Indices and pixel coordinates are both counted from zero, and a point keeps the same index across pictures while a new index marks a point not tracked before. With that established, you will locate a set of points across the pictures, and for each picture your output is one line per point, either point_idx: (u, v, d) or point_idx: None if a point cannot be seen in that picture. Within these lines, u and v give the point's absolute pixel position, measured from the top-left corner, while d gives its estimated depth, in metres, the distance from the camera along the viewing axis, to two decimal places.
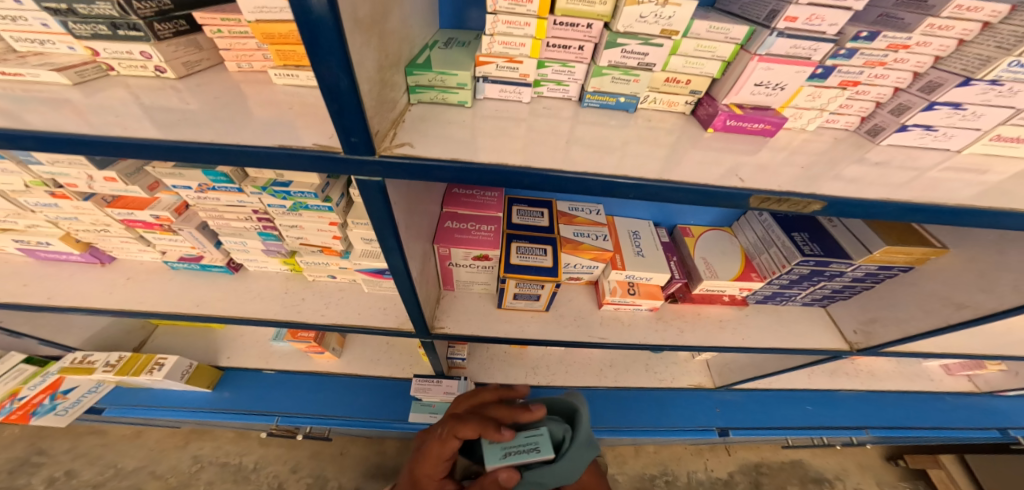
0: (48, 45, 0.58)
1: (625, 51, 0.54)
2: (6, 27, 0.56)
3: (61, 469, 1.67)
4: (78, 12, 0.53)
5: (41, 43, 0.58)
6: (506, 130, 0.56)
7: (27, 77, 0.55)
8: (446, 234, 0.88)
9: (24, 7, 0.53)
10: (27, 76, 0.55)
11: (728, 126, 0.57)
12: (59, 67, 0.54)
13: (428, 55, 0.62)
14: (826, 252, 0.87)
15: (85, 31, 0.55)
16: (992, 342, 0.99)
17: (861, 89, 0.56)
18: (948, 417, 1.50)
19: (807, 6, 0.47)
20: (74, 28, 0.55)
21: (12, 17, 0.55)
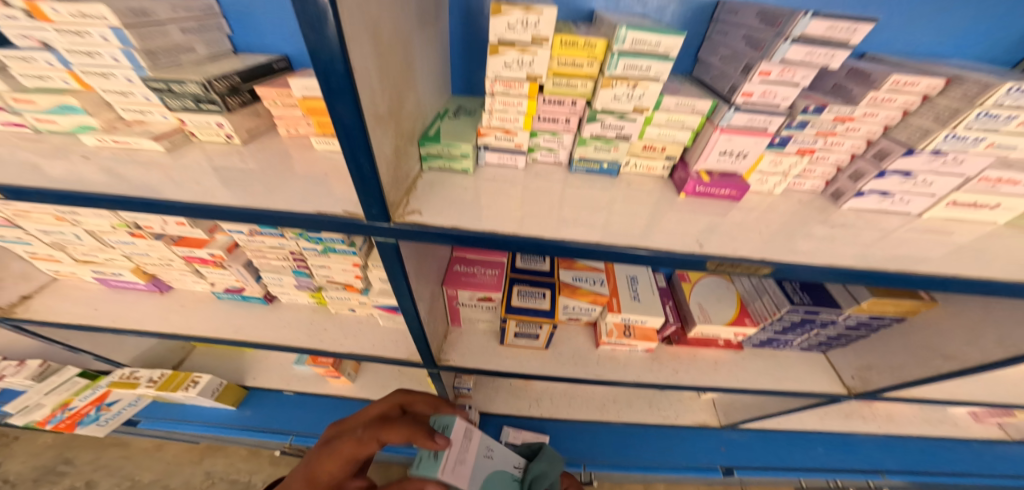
0: (149, 114, 0.68)
1: (604, 124, 0.61)
2: (119, 101, 0.66)
3: (81, 477, 1.75)
4: (172, 91, 0.63)
5: (145, 112, 0.68)
6: (502, 194, 0.64)
7: (133, 145, 0.66)
8: (454, 277, 0.98)
9: (134, 85, 0.63)
10: (133, 143, 0.66)
11: (698, 191, 0.63)
12: (157, 137, 0.66)
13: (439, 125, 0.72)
14: (815, 302, 0.90)
15: (177, 105, 0.64)
16: (1003, 393, 0.97)
17: (819, 154, 0.60)
18: (973, 465, 1.42)
19: (760, 84, 0.53)
20: (169, 102, 0.64)
21: (125, 93, 0.65)
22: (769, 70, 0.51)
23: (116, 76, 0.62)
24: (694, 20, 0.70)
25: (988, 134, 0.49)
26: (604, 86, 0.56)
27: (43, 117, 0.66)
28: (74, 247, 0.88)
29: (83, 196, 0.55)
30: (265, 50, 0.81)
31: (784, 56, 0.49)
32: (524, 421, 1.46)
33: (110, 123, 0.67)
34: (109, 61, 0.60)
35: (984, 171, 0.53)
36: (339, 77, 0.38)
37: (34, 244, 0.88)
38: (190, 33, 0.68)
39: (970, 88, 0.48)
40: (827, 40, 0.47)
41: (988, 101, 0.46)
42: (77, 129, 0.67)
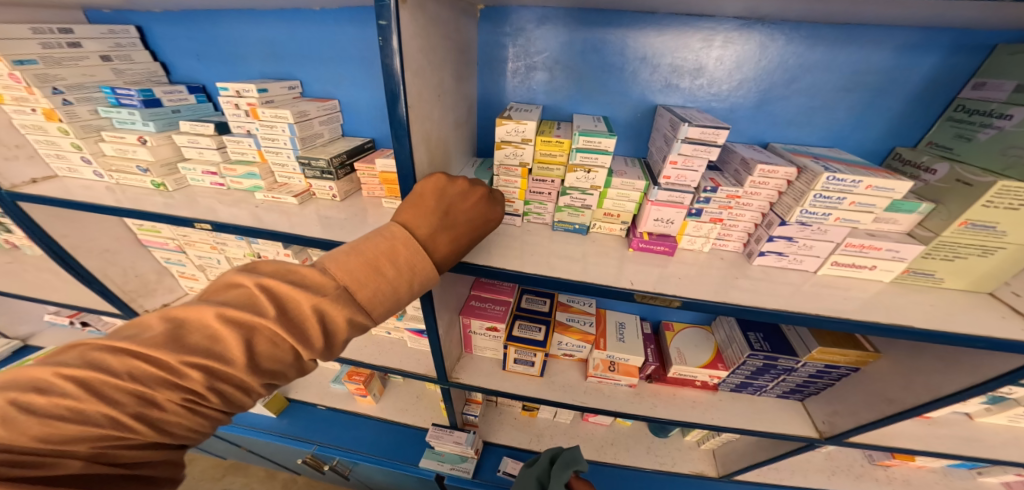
0: (293, 179, 0.94)
1: (573, 196, 0.87)
2: (279, 170, 0.93)
3: None
4: (311, 165, 0.90)
5: (290, 177, 0.94)
6: (506, 242, 0.90)
7: (280, 200, 0.93)
8: (468, 309, 1.22)
9: (291, 160, 0.90)
10: (279, 198, 0.93)
11: (643, 246, 0.86)
12: (295, 194, 0.92)
13: None
14: (773, 349, 1.03)
15: (312, 174, 0.91)
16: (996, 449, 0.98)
17: (729, 223, 0.83)
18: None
19: (673, 170, 0.78)
20: (307, 172, 0.91)
21: (282, 164, 0.92)
22: (676, 160, 0.77)
23: (281, 153, 0.90)
24: (642, 118, 0.93)
25: (831, 210, 0.70)
26: (570, 171, 0.84)
27: (234, 179, 0.94)
28: (211, 269, 1.22)
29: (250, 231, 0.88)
30: (361, 134, 1.06)
31: (680, 151, 0.76)
32: (524, 452, 1.58)
33: (271, 184, 0.95)
34: (282, 143, 0.89)
35: (846, 239, 0.73)
36: (408, 163, 0.64)
37: (186, 265, 1.22)
38: (323, 124, 0.96)
39: (809, 176, 0.70)
40: (703, 141, 0.74)
41: (818, 187, 0.68)
42: (251, 188, 0.95)
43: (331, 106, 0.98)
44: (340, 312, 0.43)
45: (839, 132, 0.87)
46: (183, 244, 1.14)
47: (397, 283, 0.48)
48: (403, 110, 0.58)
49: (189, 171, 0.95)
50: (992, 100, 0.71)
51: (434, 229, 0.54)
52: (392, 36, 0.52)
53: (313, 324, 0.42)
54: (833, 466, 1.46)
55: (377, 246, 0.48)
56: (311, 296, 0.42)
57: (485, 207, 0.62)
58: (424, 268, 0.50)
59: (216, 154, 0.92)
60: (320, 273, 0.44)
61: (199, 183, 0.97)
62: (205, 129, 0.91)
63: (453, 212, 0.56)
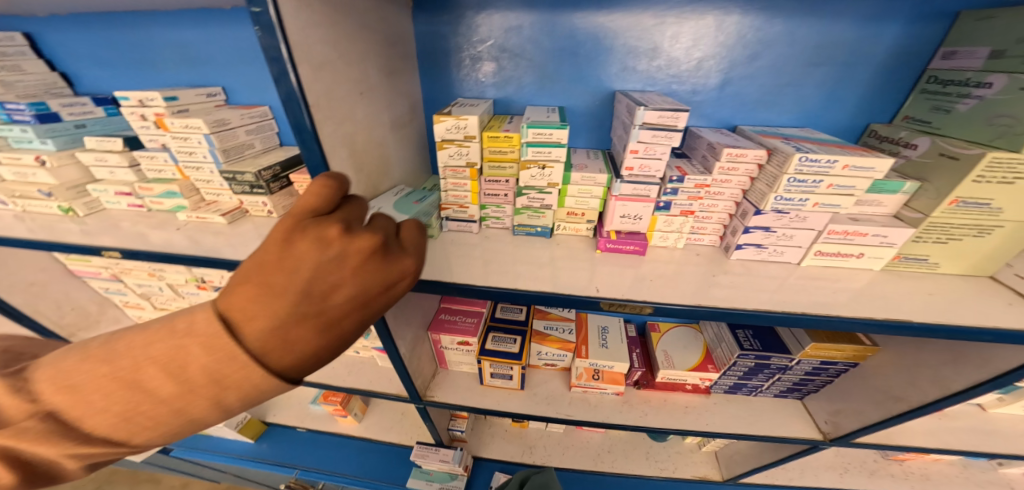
0: (222, 196, 0.99)
1: (530, 197, 0.80)
2: (204, 186, 0.98)
3: None
4: (238, 179, 0.93)
5: (219, 193, 0.98)
6: (464, 252, 0.82)
7: (208, 219, 0.96)
8: (438, 323, 1.15)
9: (215, 176, 0.94)
10: (207, 217, 0.96)
11: (611, 247, 0.79)
12: (223, 213, 0.95)
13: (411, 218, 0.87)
14: (765, 347, 0.95)
15: (240, 189, 0.94)
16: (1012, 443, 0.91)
17: (701, 215, 0.75)
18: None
19: (635, 159, 0.71)
20: (235, 187, 0.94)
21: (207, 180, 0.96)
22: (636, 149, 0.70)
23: (204, 170, 0.93)
24: (601, 106, 0.85)
25: (808, 195, 0.63)
26: (523, 168, 0.76)
27: (155, 200, 0.99)
28: (158, 296, 1.18)
29: (181, 257, 0.83)
30: None
31: (639, 138, 0.68)
32: (516, 466, 1.50)
33: (196, 203, 0.99)
34: (201, 157, 0.92)
35: (828, 226, 0.65)
36: (322, 171, 0.56)
37: (127, 294, 1.20)
38: (253, 134, 1.00)
39: (780, 157, 0.62)
40: (662, 126, 0.66)
41: (791, 169, 0.60)
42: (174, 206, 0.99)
43: (259, 113, 1.01)
44: (129, 412, 0.32)
45: (816, 110, 0.78)
46: (116, 272, 1.13)
47: (206, 390, 0.32)
48: (307, 114, 0.51)
49: (102, 192, 0.99)
50: (965, 69, 0.63)
51: (281, 317, 0.33)
52: (275, 29, 0.44)
53: (24, 444, 0.31)
54: (844, 463, 1.39)
55: (170, 342, 0.32)
56: (96, 386, 0.32)
57: (383, 265, 0.38)
58: (243, 378, 0.32)
59: (129, 173, 0.97)
60: (45, 386, 0.31)
61: (113, 205, 1.02)
62: (112, 145, 0.94)
63: (311, 291, 0.34)
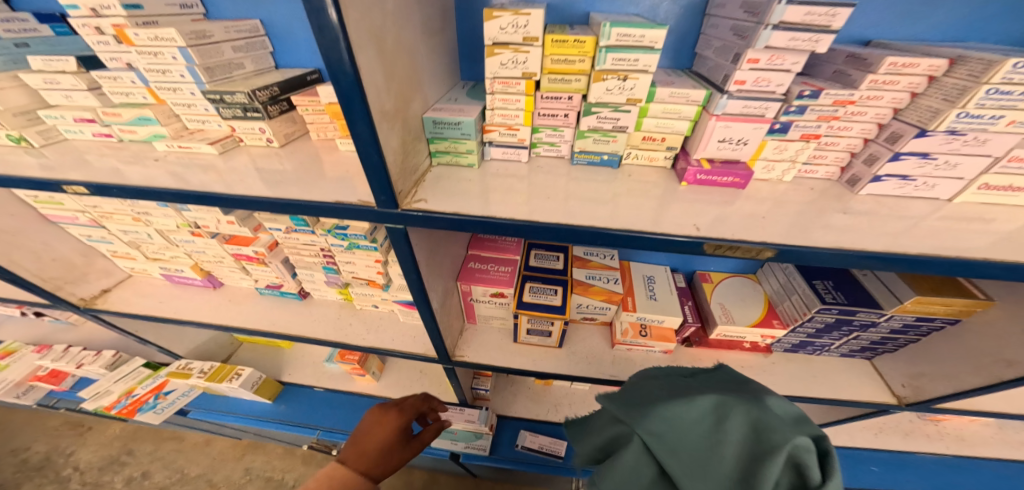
0: (208, 124, 0.88)
1: (601, 116, 0.63)
2: (185, 112, 0.86)
3: (139, 469, 2.07)
4: (225, 100, 0.81)
5: (204, 122, 0.88)
6: (509, 185, 0.69)
7: (194, 149, 0.85)
8: (468, 273, 1.01)
9: (197, 98, 0.83)
10: (193, 147, 0.85)
11: (700, 179, 0.63)
12: (211, 142, 0.84)
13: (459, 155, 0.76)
14: (851, 301, 0.82)
15: (229, 113, 0.83)
16: None
17: (826, 140, 0.60)
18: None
19: (751, 72, 0.53)
20: (223, 110, 0.83)
21: (189, 105, 0.85)
22: (757, 57, 0.52)
23: (183, 91, 0.82)
24: (687, 16, 0.71)
25: (1005, 111, 0.48)
26: (596, 80, 0.59)
27: (126, 128, 0.87)
28: (149, 246, 1.18)
29: (170, 193, 0.72)
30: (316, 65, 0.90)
31: (767, 43, 0.50)
32: (542, 424, 1.46)
33: (178, 130, 0.88)
34: (176, 76, 0.80)
35: (1012, 151, 0.52)
36: (345, 69, 0.45)
37: (115, 243, 1.20)
38: (241, 51, 0.88)
39: (976, 65, 0.47)
40: (808, 27, 0.48)
41: (994, 78, 0.45)
42: (151, 137, 0.88)
43: (249, 27, 0.90)
44: None
45: (981, 18, 0.65)
46: (94, 216, 1.08)
47: None
48: None
49: (59, 119, 0.87)
50: None
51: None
52: None
53: None
54: (879, 423, 1.33)
55: None
56: None
57: None
58: None
59: (90, 97, 0.86)
60: None
61: (75, 134, 0.91)
62: (65, 65, 0.82)
63: None
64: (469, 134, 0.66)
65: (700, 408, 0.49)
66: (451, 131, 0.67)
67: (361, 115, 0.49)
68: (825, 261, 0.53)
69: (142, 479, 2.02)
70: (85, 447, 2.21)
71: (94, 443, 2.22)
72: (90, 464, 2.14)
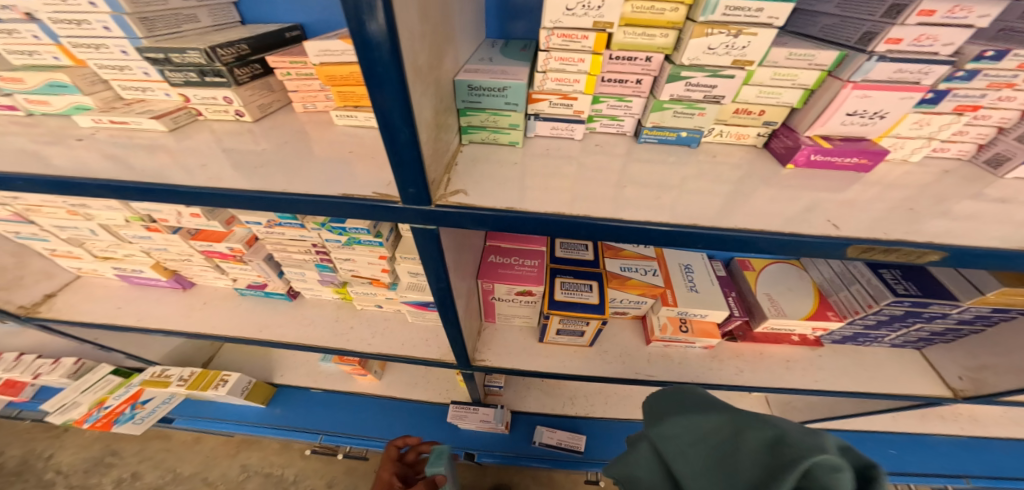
0: (149, 92, 0.68)
1: (691, 83, 0.50)
2: (115, 77, 0.67)
3: (128, 470, 1.92)
4: (173, 61, 0.62)
5: (144, 90, 0.68)
6: (561, 169, 0.54)
7: (132, 125, 0.65)
8: (490, 269, 0.86)
9: (130, 57, 0.63)
10: (132, 123, 0.65)
11: (812, 161, 0.51)
12: (157, 116, 0.64)
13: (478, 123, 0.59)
14: (924, 292, 0.74)
15: (179, 78, 0.64)
16: None
17: (981, 113, 0.47)
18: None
19: (916, 27, 0.40)
20: (170, 75, 0.64)
21: (119, 68, 0.65)
22: (934, 8, 0.39)
23: (108, 47, 0.62)
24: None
25: None
26: (698, 34, 0.45)
27: (34, 98, 0.67)
28: (95, 243, 0.98)
29: (103, 183, 0.53)
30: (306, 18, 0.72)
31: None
32: (559, 419, 1.39)
33: (108, 103, 0.68)
34: (95, 27, 0.60)
35: None
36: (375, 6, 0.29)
37: (52, 240, 0.98)
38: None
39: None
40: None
41: None
42: (70, 111, 0.68)
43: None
44: None
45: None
46: (19, 209, 0.88)
47: None
48: None
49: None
50: None
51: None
52: None
53: None
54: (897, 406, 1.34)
55: None
56: None
57: None
58: None
59: None
60: None
61: None
62: None
63: None
64: (516, 104, 0.52)
65: (712, 422, 0.43)
66: (492, 101, 0.52)
67: (390, 71, 0.33)
68: (978, 263, 0.42)
69: (130, 482, 1.89)
70: (65, 448, 2.04)
71: (73, 444, 2.04)
72: (73, 466, 1.97)
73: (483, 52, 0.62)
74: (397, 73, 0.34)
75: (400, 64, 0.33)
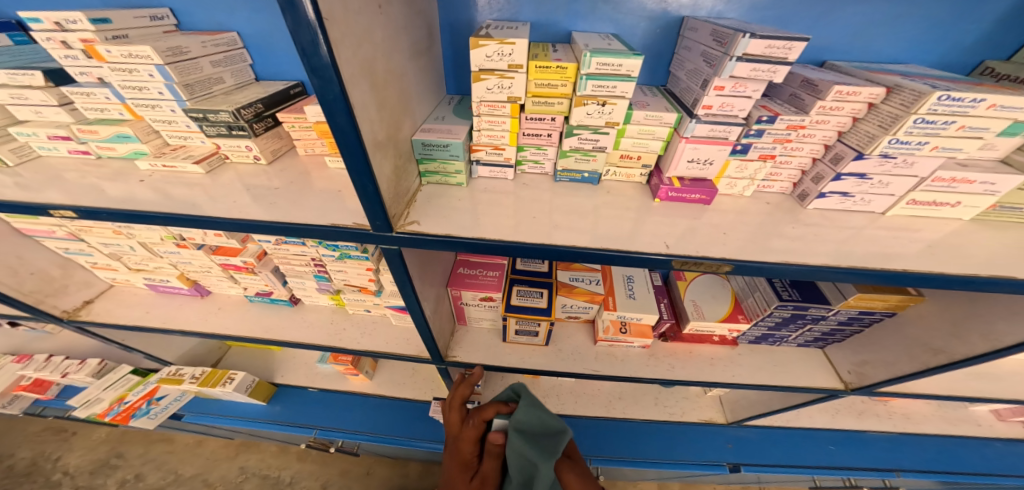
0: (190, 140, 0.88)
1: (582, 138, 0.70)
2: (165, 128, 0.87)
3: (132, 471, 2.06)
4: (209, 119, 0.82)
5: (187, 138, 0.88)
6: (496, 201, 0.73)
7: (179, 168, 0.86)
8: (457, 279, 1.04)
9: (178, 115, 0.83)
10: (179, 167, 0.85)
11: (671, 196, 0.71)
12: (198, 161, 0.84)
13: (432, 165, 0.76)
14: (804, 298, 0.90)
15: (213, 131, 0.83)
16: (1013, 388, 0.97)
17: (781, 159, 0.68)
18: (992, 463, 1.41)
19: (717, 97, 0.61)
20: (207, 129, 0.83)
21: (169, 122, 0.85)
22: (722, 85, 0.60)
23: (162, 108, 0.82)
24: (663, 35, 0.77)
25: (929, 138, 0.56)
26: (577, 104, 0.65)
27: (103, 144, 0.88)
28: (131, 257, 1.17)
29: (157, 215, 0.73)
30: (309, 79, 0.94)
31: (732, 73, 0.58)
32: None
33: (158, 147, 0.88)
34: (154, 93, 0.79)
35: (936, 172, 0.60)
36: (339, 97, 0.47)
37: (95, 255, 1.18)
38: (220, 66, 0.88)
39: (908, 95, 0.54)
40: (768, 58, 0.55)
41: (922, 110, 0.53)
42: (132, 154, 0.88)
43: (227, 41, 0.89)
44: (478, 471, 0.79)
45: (924, 40, 0.72)
46: (74, 230, 1.08)
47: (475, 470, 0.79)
48: (326, 44, 0.42)
49: (30, 136, 0.88)
50: None
51: (483, 475, 0.79)
52: None
53: None
54: (836, 406, 1.48)
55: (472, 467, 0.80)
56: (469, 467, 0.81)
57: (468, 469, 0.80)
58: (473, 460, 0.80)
59: (62, 113, 0.85)
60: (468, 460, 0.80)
61: (48, 151, 0.91)
62: (31, 79, 0.81)
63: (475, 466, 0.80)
64: (457, 155, 0.71)
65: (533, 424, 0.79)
66: (439, 152, 0.71)
67: (340, 104, 0.48)
68: (775, 273, 0.60)
69: (133, 483, 2.03)
70: (72, 451, 2.19)
71: (80, 446, 2.20)
72: (79, 468, 2.11)
73: (440, 110, 0.82)
74: (346, 106, 0.48)
75: (347, 100, 0.48)
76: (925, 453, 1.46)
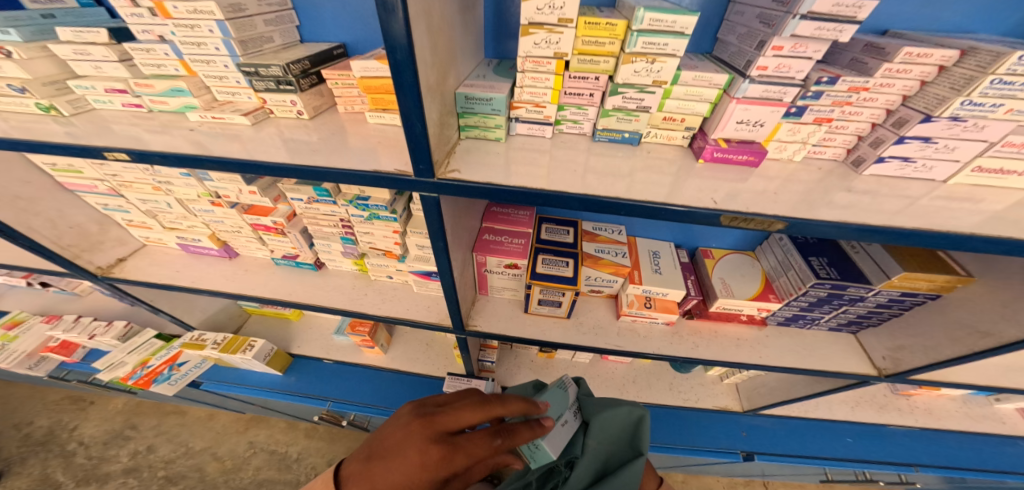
0: (238, 96, 0.90)
1: (626, 97, 0.69)
2: (216, 84, 0.89)
3: (144, 443, 2.11)
4: (260, 73, 0.83)
5: (234, 94, 0.90)
6: (531, 157, 0.73)
7: (226, 120, 0.88)
8: (483, 245, 1.04)
9: (230, 70, 0.85)
10: (226, 119, 0.88)
11: (716, 157, 0.70)
12: (245, 113, 0.86)
13: (473, 121, 0.75)
14: (843, 276, 0.87)
15: (262, 86, 0.85)
16: None
17: (837, 124, 0.66)
18: (1016, 462, 1.40)
19: (774, 58, 0.60)
20: (256, 83, 0.86)
21: (221, 77, 0.87)
22: (781, 45, 0.58)
23: (216, 63, 0.84)
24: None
25: (1005, 99, 0.54)
26: (625, 62, 0.65)
27: (157, 99, 0.90)
28: (167, 215, 1.21)
29: (205, 159, 0.75)
30: (353, 33, 0.98)
31: (794, 32, 0.56)
32: None
33: (208, 102, 0.91)
34: (211, 48, 0.82)
35: (1007, 136, 0.57)
36: (404, 36, 0.48)
37: (132, 212, 1.22)
38: (271, 25, 0.90)
39: (985, 57, 0.53)
40: (834, 17, 0.54)
41: (1000, 69, 0.51)
42: (183, 109, 0.90)
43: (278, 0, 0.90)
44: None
45: (994, 9, 0.69)
46: (114, 184, 1.12)
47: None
48: None
49: (88, 89, 0.91)
50: None
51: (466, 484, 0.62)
52: None
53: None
54: (858, 398, 1.43)
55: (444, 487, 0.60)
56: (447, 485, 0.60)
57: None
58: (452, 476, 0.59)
59: (121, 68, 0.88)
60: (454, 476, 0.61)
61: (102, 104, 0.94)
62: (95, 36, 0.85)
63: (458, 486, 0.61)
64: (499, 110, 0.71)
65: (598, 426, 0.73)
66: (481, 107, 0.71)
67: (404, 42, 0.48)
68: (825, 232, 0.59)
69: (144, 454, 2.07)
70: (89, 421, 2.23)
71: (96, 416, 2.26)
72: (95, 438, 2.16)
73: (481, 70, 0.82)
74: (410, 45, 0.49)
75: (410, 37, 0.48)
76: (945, 450, 1.44)
